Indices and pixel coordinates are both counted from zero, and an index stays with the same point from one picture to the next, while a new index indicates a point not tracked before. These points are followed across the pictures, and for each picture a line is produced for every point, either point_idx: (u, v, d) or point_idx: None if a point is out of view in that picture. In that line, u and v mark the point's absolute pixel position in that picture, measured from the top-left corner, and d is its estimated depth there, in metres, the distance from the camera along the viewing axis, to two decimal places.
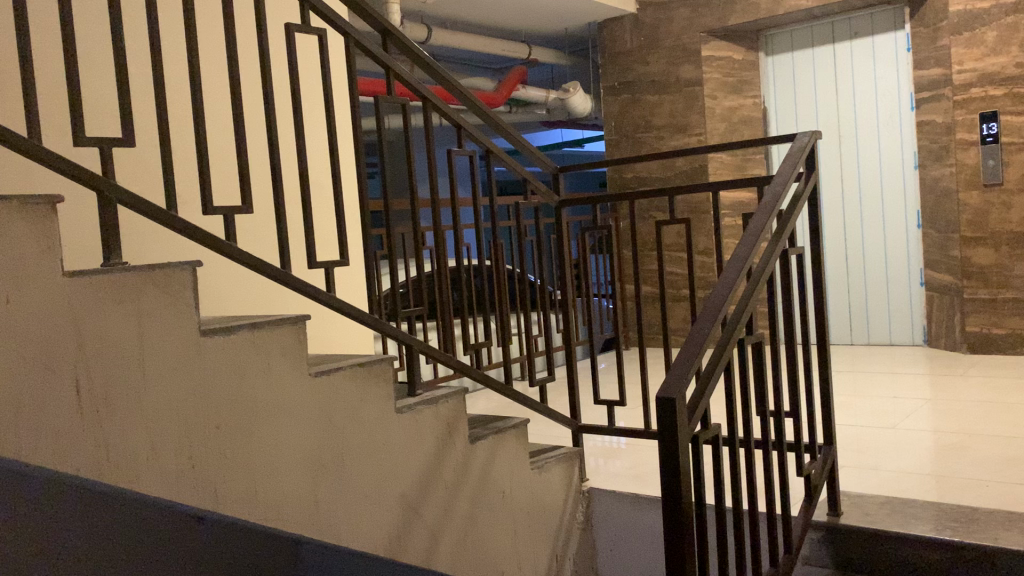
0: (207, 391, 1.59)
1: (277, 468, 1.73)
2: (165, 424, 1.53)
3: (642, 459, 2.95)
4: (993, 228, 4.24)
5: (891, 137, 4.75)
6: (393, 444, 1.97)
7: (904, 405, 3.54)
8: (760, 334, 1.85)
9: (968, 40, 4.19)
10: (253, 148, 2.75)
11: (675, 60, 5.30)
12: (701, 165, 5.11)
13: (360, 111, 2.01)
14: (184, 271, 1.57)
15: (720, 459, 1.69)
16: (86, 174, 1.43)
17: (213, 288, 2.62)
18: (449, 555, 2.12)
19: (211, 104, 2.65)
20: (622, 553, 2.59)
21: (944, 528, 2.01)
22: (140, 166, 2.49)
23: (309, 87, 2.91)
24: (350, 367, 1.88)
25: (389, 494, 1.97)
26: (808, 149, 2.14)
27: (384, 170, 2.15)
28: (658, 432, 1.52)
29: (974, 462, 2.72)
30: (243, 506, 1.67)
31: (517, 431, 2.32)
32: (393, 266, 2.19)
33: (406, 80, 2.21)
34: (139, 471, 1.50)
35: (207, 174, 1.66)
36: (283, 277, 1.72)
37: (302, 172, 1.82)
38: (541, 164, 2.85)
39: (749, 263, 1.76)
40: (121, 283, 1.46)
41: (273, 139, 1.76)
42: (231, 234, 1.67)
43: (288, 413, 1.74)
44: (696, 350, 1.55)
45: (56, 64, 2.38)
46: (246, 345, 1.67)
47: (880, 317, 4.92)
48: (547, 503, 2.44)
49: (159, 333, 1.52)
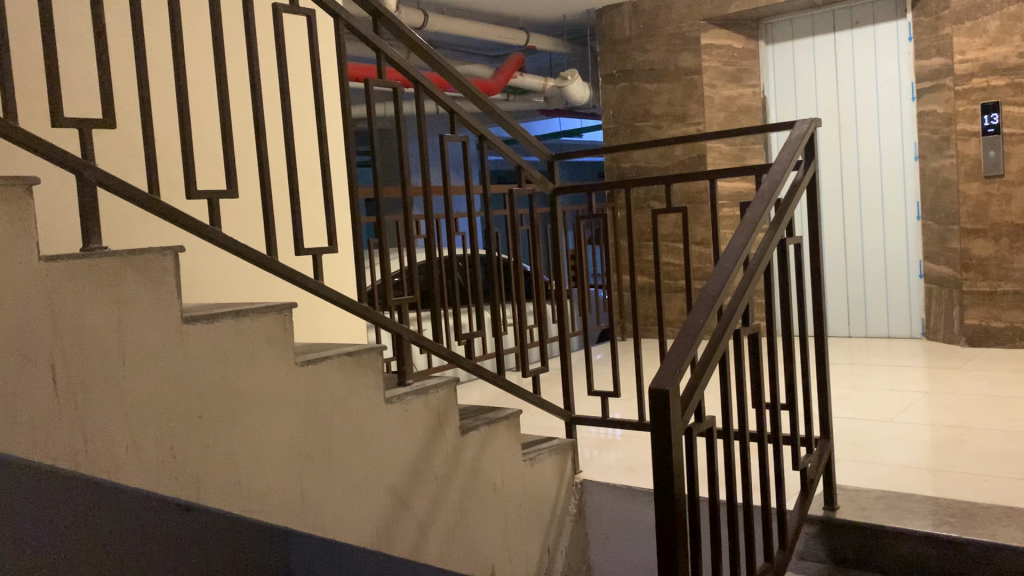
0: (188, 378, 1.55)
1: (261, 459, 1.69)
2: (146, 415, 1.49)
3: (637, 451, 2.92)
4: (993, 220, 4.20)
5: (891, 128, 4.71)
6: (380, 435, 1.93)
7: (900, 399, 3.51)
8: (757, 325, 1.80)
9: (970, 29, 4.14)
10: (240, 134, 2.71)
11: (674, 48, 5.24)
12: (699, 155, 5.07)
13: (349, 95, 1.95)
14: (167, 256, 1.53)
15: (715, 452, 1.65)
16: (63, 155, 1.38)
17: (198, 273, 2.58)
18: (438, 548, 2.08)
19: (196, 89, 2.60)
20: (616, 540, 2.55)
21: (942, 523, 1.97)
22: (123, 150, 2.45)
23: (299, 71, 2.86)
24: (338, 355, 1.84)
25: (376, 486, 1.93)
26: (808, 136, 2.09)
27: (376, 160, 2.09)
28: (651, 424, 1.48)
29: (974, 457, 2.68)
30: (225, 497, 1.63)
31: (509, 422, 2.29)
32: (384, 255, 2.13)
33: (400, 65, 2.15)
34: (118, 462, 1.46)
35: (189, 155, 1.62)
36: (269, 263, 1.68)
37: (287, 156, 1.78)
38: (537, 152, 2.80)
39: (746, 252, 1.72)
40: (100, 270, 1.42)
41: (257, 120, 1.71)
42: (214, 219, 1.63)
43: (273, 402, 1.70)
44: (691, 340, 1.52)
45: (34, 46, 2.33)
46: (230, 333, 1.62)
47: (878, 310, 4.89)
48: (538, 495, 2.41)
49: (139, 321, 1.48)
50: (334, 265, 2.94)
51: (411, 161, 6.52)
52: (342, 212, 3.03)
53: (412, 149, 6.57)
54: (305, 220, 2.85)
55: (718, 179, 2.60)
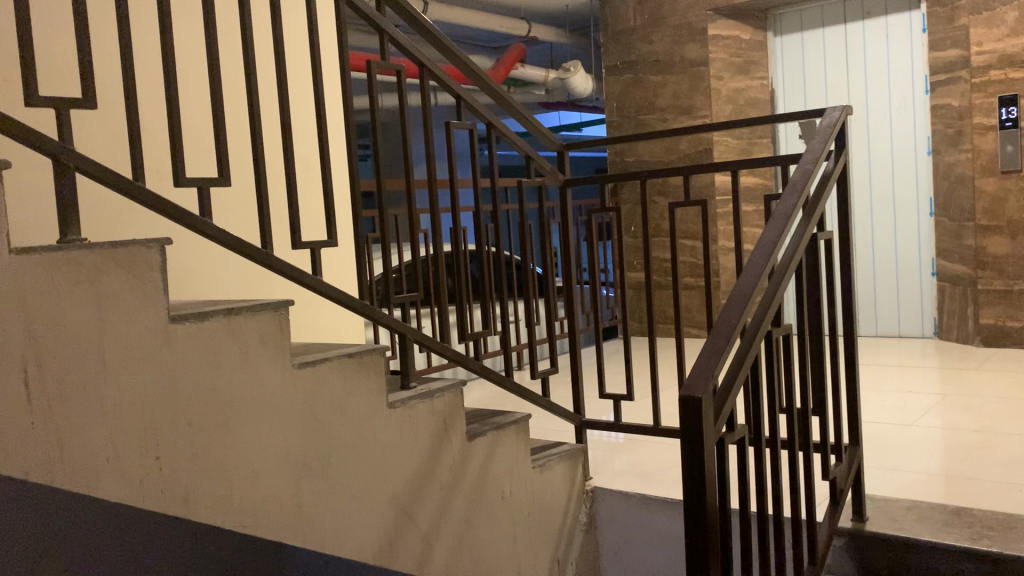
0: (174, 383, 1.41)
1: (257, 469, 1.56)
2: (129, 421, 1.35)
3: (648, 455, 2.80)
4: (1010, 216, 4.08)
5: (903, 122, 4.59)
6: (384, 441, 1.81)
7: (916, 402, 3.39)
8: (789, 327, 1.68)
9: (988, 19, 4.02)
10: (232, 120, 2.57)
11: (680, 39, 5.11)
12: (705, 148, 4.95)
13: (349, 79, 1.82)
14: (153, 250, 1.39)
15: (745, 462, 1.52)
16: (33, 135, 1.25)
17: (187, 267, 2.44)
18: (443, 562, 1.96)
19: (186, 71, 2.46)
20: (626, 557, 2.42)
21: (981, 537, 1.85)
22: (106, 134, 2.30)
23: (296, 53, 2.72)
24: (338, 357, 1.71)
25: (379, 497, 1.81)
26: (839, 124, 1.97)
27: (377, 150, 1.96)
28: (680, 434, 1.37)
29: (1001, 464, 2.56)
30: (216, 514, 1.50)
31: (518, 427, 2.16)
32: (387, 250, 1.99)
33: (406, 49, 2.00)
34: (97, 474, 1.31)
35: (176, 136, 1.48)
36: (263, 257, 1.55)
37: (284, 140, 1.64)
38: (547, 142, 2.66)
39: (778, 249, 1.60)
40: (78, 264, 1.28)
41: (251, 99, 1.58)
42: (204, 208, 1.50)
43: (269, 409, 1.58)
44: (723, 344, 1.40)
45: (9, 22, 2.19)
46: (222, 333, 1.50)
47: (888, 309, 4.79)
48: (548, 504, 2.29)
49: (121, 322, 1.34)
50: (334, 259, 2.81)
51: (415, 153, 6.42)
52: (341, 205, 2.90)
53: (413, 141, 6.45)
54: (302, 212, 2.71)
55: (738, 171, 2.48)
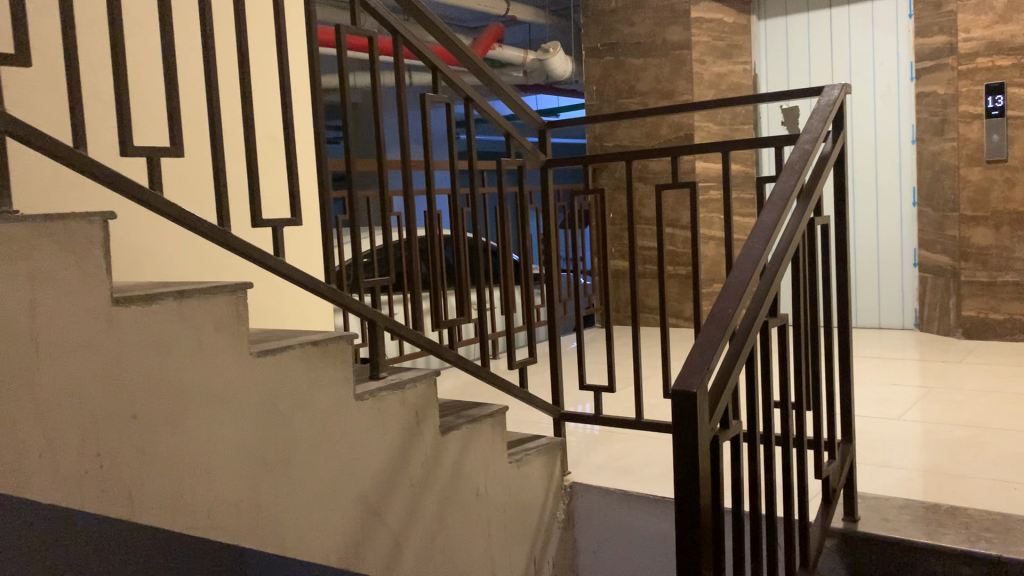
0: (118, 371, 1.28)
1: (210, 466, 1.43)
2: (67, 412, 1.21)
3: (628, 448, 2.71)
4: (994, 207, 4.02)
5: (886, 110, 4.52)
6: (350, 435, 1.69)
7: (900, 395, 3.32)
8: (784, 317, 1.57)
9: (976, 6, 3.94)
10: (189, 90, 2.42)
11: (663, 21, 4.99)
12: (687, 133, 4.86)
13: (317, 48, 1.69)
14: (94, 225, 1.25)
15: (738, 461, 1.40)
16: None
17: (138, 244, 2.30)
18: (414, 562, 1.84)
19: (138, 37, 2.31)
20: (605, 557, 2.31)
21: (979, 539, 1.77)
22: (49, 100, 2.15)
23: (263, 21, 2.57)
24: (301, 345, 1.59)
25: (345, 495, 1.69)
26: (838, 103, 1.87)
27: (348, 128, 1.82)
28: (673, 431, 1.25)
29: (992, 460, 2.48)
30: (164, 514, 1.36)
31: (495, 420, 2.05)
32: (357, 235, 1.85)
33: (381, 16, 1.86)
34: (27, 469, 1.17)
35: (119, 98, 1.34)
36: (219, 235, 1.42)
37: (242, 106, 1.51)
38: (528, 121, 2.53)
39: (776, 233, 1.49)
40: (8, 237, 1.14)
41: (204, 60, 1.44)
42: (154, 180, 1.37)
43: (224, 401, 1.45)
44: (720, 336, 1.30)
45: None
46: (173, 318, 1.37)
47: (869, 300, 4.73)
48: (524, 500, 2.18)
49: (57, 303, 1.20)
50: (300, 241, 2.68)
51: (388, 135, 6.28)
52: (309, 183, 2.76)
53: (388, 121, 6.32)
54: (265, 189, 2.57)
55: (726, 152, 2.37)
